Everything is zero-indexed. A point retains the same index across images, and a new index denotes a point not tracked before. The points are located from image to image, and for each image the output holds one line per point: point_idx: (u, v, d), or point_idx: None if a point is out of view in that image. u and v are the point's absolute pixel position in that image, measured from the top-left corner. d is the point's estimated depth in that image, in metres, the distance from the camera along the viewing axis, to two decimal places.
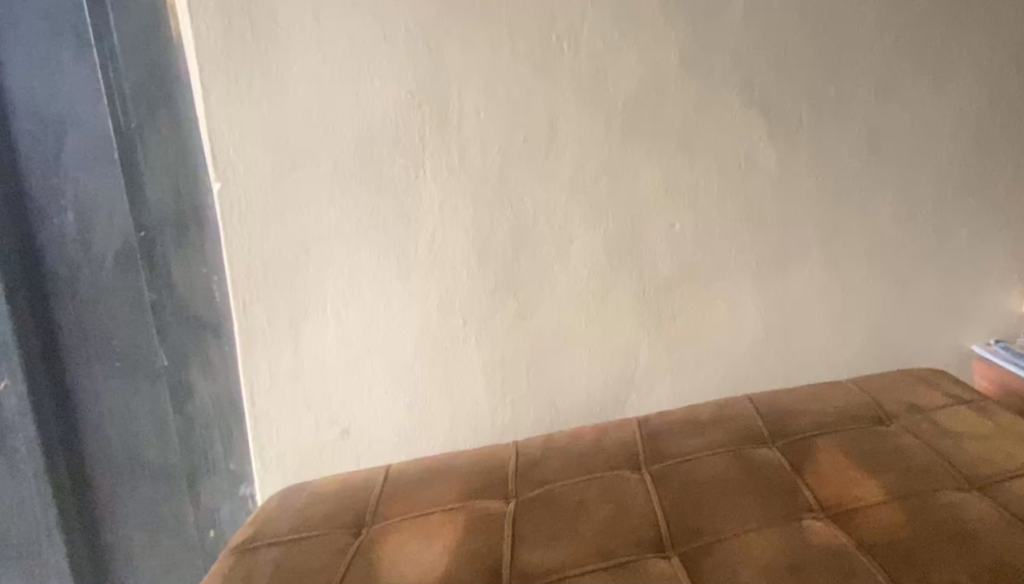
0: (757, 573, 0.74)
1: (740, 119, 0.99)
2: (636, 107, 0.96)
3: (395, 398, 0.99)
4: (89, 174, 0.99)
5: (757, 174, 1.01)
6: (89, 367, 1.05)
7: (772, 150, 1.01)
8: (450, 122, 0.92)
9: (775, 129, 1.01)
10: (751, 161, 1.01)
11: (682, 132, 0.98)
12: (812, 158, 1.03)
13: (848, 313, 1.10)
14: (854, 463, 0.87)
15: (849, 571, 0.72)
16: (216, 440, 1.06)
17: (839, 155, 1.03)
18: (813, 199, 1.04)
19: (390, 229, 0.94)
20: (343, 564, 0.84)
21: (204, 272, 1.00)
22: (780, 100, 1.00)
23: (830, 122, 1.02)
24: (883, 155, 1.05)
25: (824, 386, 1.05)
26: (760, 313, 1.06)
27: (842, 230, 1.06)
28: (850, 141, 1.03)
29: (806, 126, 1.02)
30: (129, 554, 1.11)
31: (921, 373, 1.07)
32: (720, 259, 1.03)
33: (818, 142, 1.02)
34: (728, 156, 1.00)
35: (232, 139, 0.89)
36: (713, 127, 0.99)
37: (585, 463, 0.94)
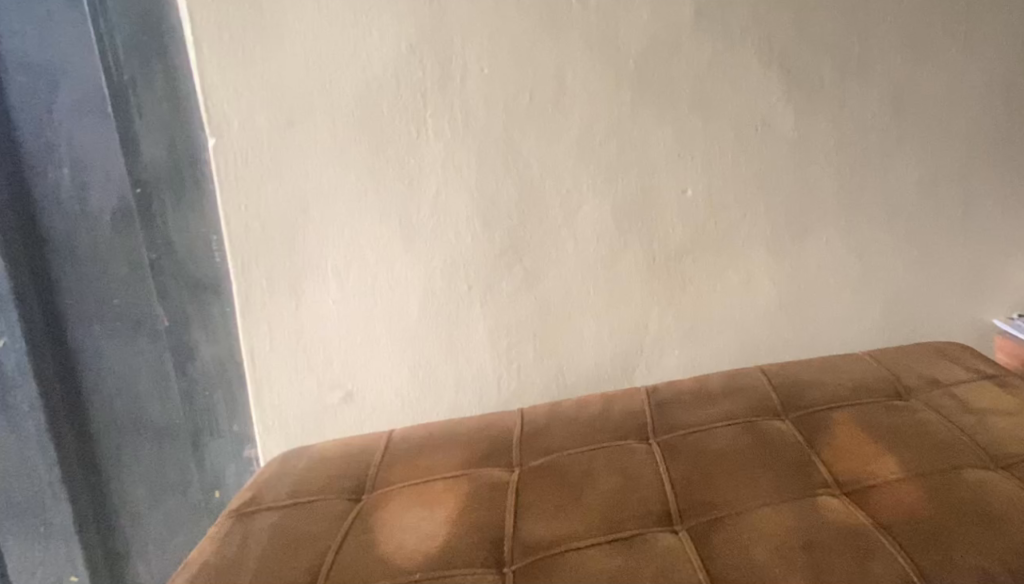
0: (769, 553, 0.69)
1: (756, 77, 0.92)
2: (647, 65, 0.89)
3: (399, 362, 0.95)
4: (83, 127, 0.95)
5: (773, 138, 0.94)
6: (89, 327, 1.03)
7: (790, 111, 0.94)
8: (452, 78, 0.87)
9: (795, 89, 0.93)
10: (766, 124, 0.93)
11: (693, 92, 0.91)
12: (833, 121, 0.95)
13: (869, 286, 1.01)
14: (874, 436, 0.81)
15: (867, 553, 0.67)
16: (220, 402, 1.03)
17: (862, 118, 0.95)
18: (831, 166, 0.96)
19: (390, 188, 0.89)
20: (342, 530, 0.81)
21: (203, 232, 0.96)
22: (800, 58, 0.92)
23: (854, 85, 0.94)
24: (910, 118, 0.96)
25: (841, 356, 0.98)
26: (773, 282, 0.99)
27: (863, 199, 0.98)
28: (873, 105, 0.95)
29: (826, 87, 0.94)
30: (135, 514, 1.09)
31: (941, 347, 0.99)
32: (732, 226, 0.96)
33: (839, 104, 0.94)
34: (743, 117, 0.93)
35: (225, 94, 0.85)
36: (727, 86, 0.91)
37: (591, 431, 0.89)
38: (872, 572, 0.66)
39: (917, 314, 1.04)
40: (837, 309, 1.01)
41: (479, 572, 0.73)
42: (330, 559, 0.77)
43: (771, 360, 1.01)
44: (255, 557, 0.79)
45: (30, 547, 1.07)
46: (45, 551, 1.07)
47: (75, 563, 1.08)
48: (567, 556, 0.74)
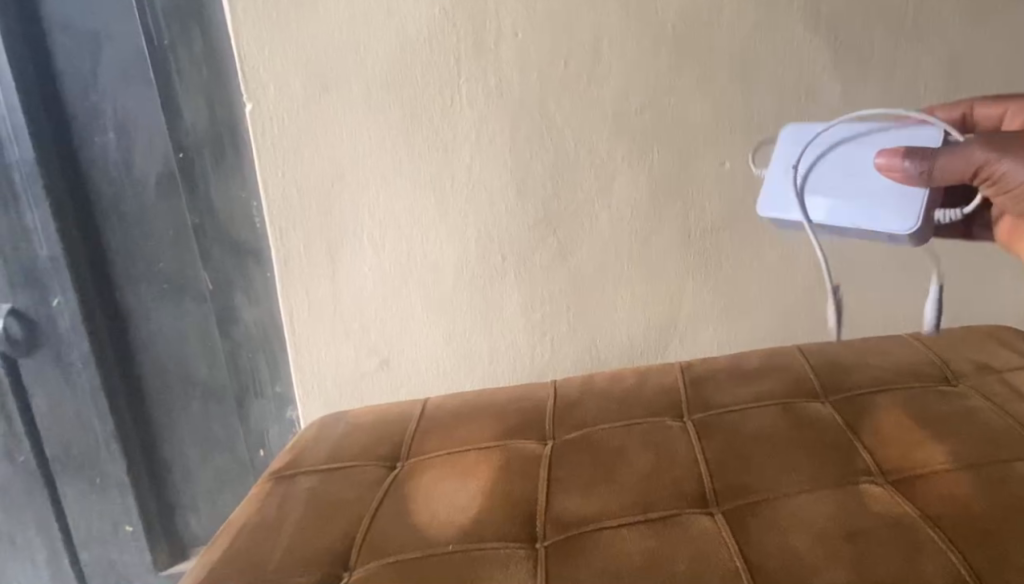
0: (812, 542, 0.66)
1: (802, 44, 0.86)
2: (686, 29, 0.85)
3: (436, 331, 0.94)
4: (127, 93, 0.97)
5: (818, 111, 0.89)
6: (138, 287, 1.05)
7: (836, 82, 0.88)
8: (486, 44, 0.84)
9: (843, 57, 0.87)
10: (812, 95, 0.88)
11: (734, 59, 0.86)
12: (883, 91, 0.89)
13: (914, 262, 0.97)
14: (922, 424, 0.78)
15: (916, 546, 0.64)
16: (263, 364, 1.03)
17: (914, 89, 0.89)
18: None
19: (424, 155, 0.88)
20: (377, 497, 0.81)
21: (243, 196, 0.96)
22: (850, 23, 0.86)
23: (908, 51, 0.88)
24: (966, 87, 0.90)
25: (884, 338, 0.93)
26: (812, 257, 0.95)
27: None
28: (927, 74, 0.89)
29: (876, 55, 0.88)
30: (186, 470, 1.13)
31: (992, 330, 0.94)
32: None
33: (889, 74, 0.88)
34: (787, 86, 0.88)
35: (260, 58, 0.84)
36: (771, 53, 0.87)
37: (624, 407, 0.88)
38: (919, 566, 0.62)
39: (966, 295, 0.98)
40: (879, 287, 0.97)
41: (510, 547, 0.72)
42: (364, 528, 0.77)
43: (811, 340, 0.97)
44: (293, 520, 0.79)
45: (87, 498, 1.11)
46: (100, 502, 1.11)
47: (130, 513, 1.11)
48: (601, 533, 0.71)
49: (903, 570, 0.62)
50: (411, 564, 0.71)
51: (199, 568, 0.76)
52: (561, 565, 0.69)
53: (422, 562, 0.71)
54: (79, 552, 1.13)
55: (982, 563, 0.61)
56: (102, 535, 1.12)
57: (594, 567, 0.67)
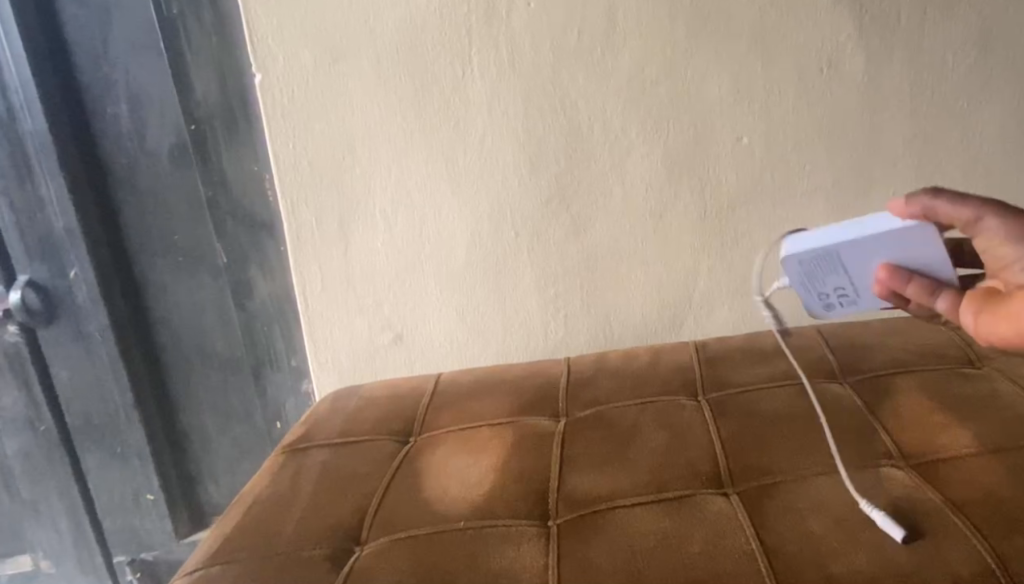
0: (829, 525, 0.64)
1: (825, 13, 0.83)
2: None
3: (449, 306, 0.93)
4: (137, 62, 0.96)
5: (840, 83, 0.85)
6: (154, 260, 1.05)
7: (861, 53, 0.84)
8: (498, 14, 0.82)
9: (868, 27, 0.84)
10: (834, 67, 0.85)
11: (753, 28, 0.83)
12: (908, 64, 0.85)
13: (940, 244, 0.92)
14: (944, 407, 0.75)
15: (938, 532, 0.62)
16: (278, 336, 1.03)
17: (942, 60, 0.85)
18: (905, 113, 0.86)
19: (435, 128, 0.86)
20: (389, 473, 0.80)
21: (255, 170, 0.95)
22: None
23: (936, 21, 0.84)
24: (997, 59, 0.85)
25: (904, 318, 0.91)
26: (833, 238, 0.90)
27: (937, 149, 0.88)
28: (955, 45, 0.85)
29: (903, 25, 0.84)
30: (205, 440, 1.14)
31: None
32: (791, 177, 0.88)
33: (917, 44, 0.84)
34: (808, 58, 0.84)
35: (270, 28, 0.82)
36: (792, 22, 0.83)
37: (638, 385, 0.86)
38: (941, 551, 0.60)
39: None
40: None
41: (521, 524, 0.70)
42: (376, 502, 0.76)
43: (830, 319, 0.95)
44: (305, 494, 0.79)
45: (108, 466, 1.12)
46: (121, 470, 1.12)
47: (151, 482, 1.13)
48: (614, 512, 0.70)
49: (925, 556, 0.59)
50: (422, 539, 0.70)
51: (211, 541, 0.76)
52: (575, 543, 0.67)
53: (434, 538, 0.70)
54: (102, 519, 1.15)
55: (1008, 549, 0.59)
56: (123, 503, 1.14)
57: (607, 545, 0.66)
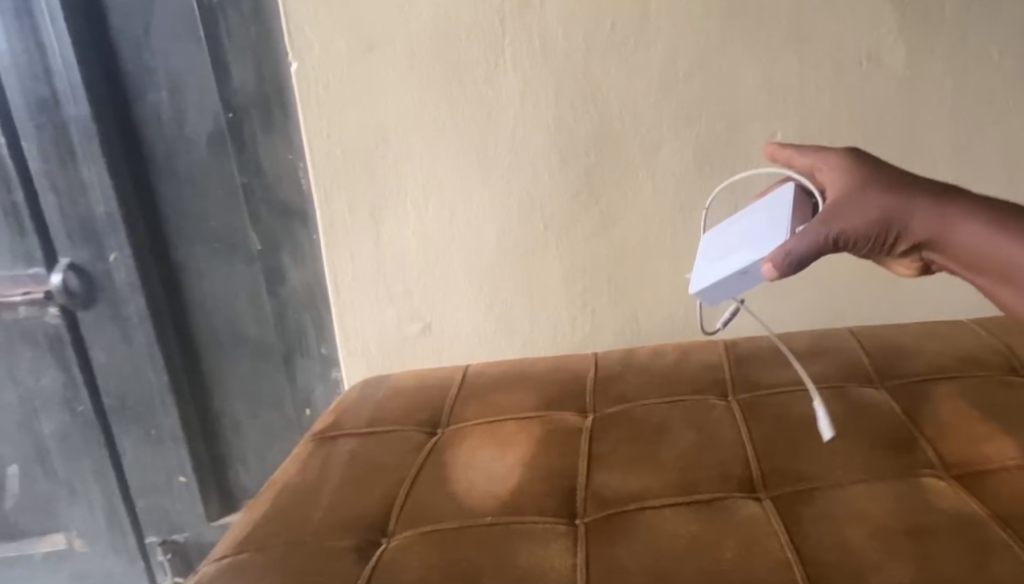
0: (868, 535, 0.62)
1: (866, 5, 0.80)
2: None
3: (477, 298, 0.93)
4: (177, 50, 0.97)
5: (880, 77, 0.83)
6: (190, 246, 1.06)
7: (902, 47, 0.82)
8: (532, 5, 0.81)
9: (909, 20, 0.81)
10: (873, 61, 0.82)
11: (791, 21, 0.81)
12: (950, 59, 0.82)
13: None
14: (987, 416, 0.73)
15: (983, 545, 0.59)
16: (309, 324, 1.03)
17: (986, 56, 0.82)
18: (946, 109, 0.83)
19: (468, 119, 0.85)
20: (417, 464, 0.80)
21: (289, 158, 0.96)
22: None
23: (983, 15, 0.81)
24: None
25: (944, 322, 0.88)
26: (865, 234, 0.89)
27: (979, 148, 0.85)
28: (1002, 40, 0.81)
29: (946, 19, 0.81)
30: (236, 424, 1.15)
31: None
32: None
33: (959, 40, 0.81)
34: (847, 51, 0.82)
35: (306, 17, 0.83)
36: (832, 13, 0.81)
37: (667, 383, 0.85)
38: (987, 565, 0.57)
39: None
40: None
41: (549, 522, 0.69)
42: (403, 494, 0.76)
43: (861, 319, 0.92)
44: (333, 484, 0.78)
45: (143, 448, 1.14)
46: (155, 452, 1.14)
47: (184, 464, 1.14)
48: (642, 513, 0.69)
49: (972, 571, 0.57)
50: (449, 533, 0.69)
51: (240, 528, 0.76)
52: (603, 543, 0.66)
53: (461, 533, 0.69)
54: (135, 500, 1.17)
55: None
56: (156, 484, 1.16)
57: (635, 546, 0.64)
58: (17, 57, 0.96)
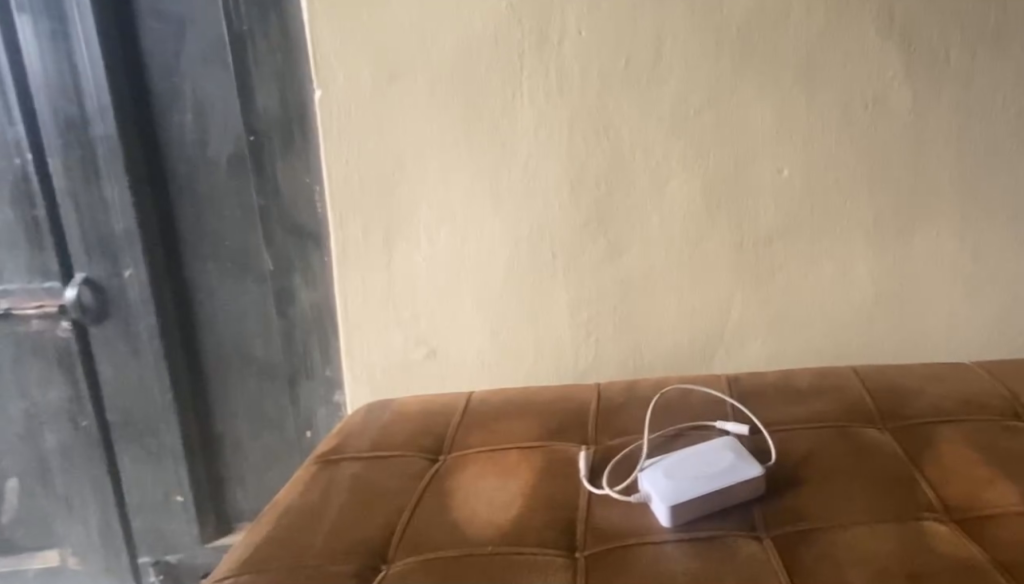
0: (868, 577, 0.61)
1: (873, 52, 0.83)
2: (751, 33, 0.83)
3: (484, 324, 0.94)
4: (206, 75, 1.00)
5: (886, 120, 0.85)
6: (203, 265, 1.08)
7: (908, 91, 0.84)
8: (550, 41, 0.84)
9: (915, 65, 0.83)
10: (880, 104, 0.84)
11: (800, 64, 0.84)
12: (956, 104, 0.84)
13: (982, 287, 0.90)
14: (989, 461, 0.73)
15: None
16: (315, 346, 1.05)
17: (990, 102, 0.84)
18: (950, 152, 0.85)
19: (483, 149, 0.88)
20: (418, 490, 0.80)
21: (306, 181, 0.98)
22: (925, 30, 0.82)
23: (986, 65, 0.83)
24: None
25: (947, 364, 0.88)
26: (871, 274, 0.89)
27: (984, 191, 0.87)
28: (1005, 87, 0.84)
29: (951, 65, 0.83)
30: (236, 444, 1.15)
31: None
32: (833, 213, 0.88)
33: (964, 85, 0.84)
34: (854, 94, 0.84)
35: (332, 46, 0.86)
36: (840, 59, 0.83)
37: (669, 416, 0.85)
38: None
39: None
40: (942, 315, 0.90)
41: (550, 554, 0.69)
42: (404, 519, 0.76)
43: (864, 361, 0.92)
44: (335, 507, 0.78)
45: (143, 467, 1.14)
46: (154, 471, 1.14)
47: (182, 484, 1.14)
48: (643, 548, 0.69)
49: None
50: (450, 562, 0.69)
51: (241, 548, 0.76)
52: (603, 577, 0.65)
53: (462, 562, 0.69)
54: (131, 518, 1.16)
55: None
56: (153, 503, 1.15)
57: (635, 581, 0.64)
58: (51, 75, 0.99)
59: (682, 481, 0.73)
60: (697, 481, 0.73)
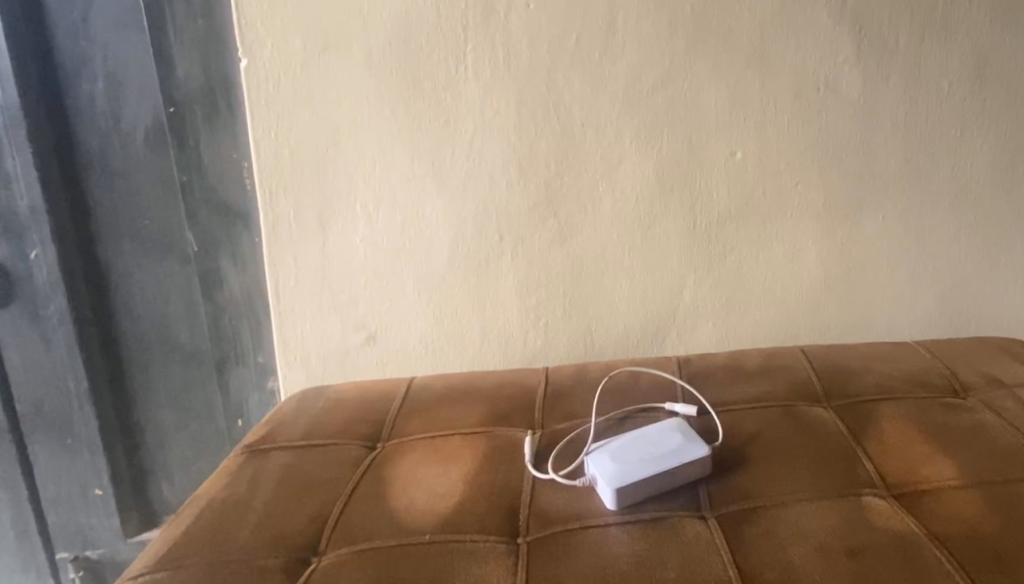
0: (809, 557, 0.62)
1: (824, 33, 0.82)
2: (704, 11, 0.81)
3: (427, 308, 0.90)
4: (119, 41, 0.93)
5: (838, 104, 0.85)
6: (120, 245, 1.01)
7: (859, 75, 0.84)
8: (496, 14, 0.80)
9: (866, 49, 0.83)
10: (832, 88, 0.84)
11: (753, 45, 0.82)
12: (905, 88, 0.85)
13: (927, 268, 0.91)
14: (929, 437, 0.74)
15: (921, 567, 0.60)
16: (246, 331, 0.99)
17: (938, 87, 0.85)
18: (900, 135, 0.86)
19: (425, 126, 0.84)
20: (354, 480, 0.77)
21: (234, 157, 0.92)
22: (877, 13, 0.82)
23: (934, 49, 0.84)
24: (995, 89, 0.86)
25: (891, 343, 0.89)
26: (821, 256, 0.90)
27: (931, 175, 0.88)
28: (953, 71, 0.85)
29: (901, 50, 0.84)
30: (161, 434, 1.08)
31: (1005, 343, 0.89)
32: (782, 196, 0.88)
33: (913, 70, 0.84)
34: (806, 77, 0.84)
35: (260, 13, 0.80)
36: (792, 40, 0.83)
37: (617, 398, 0.84)
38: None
39: (977, 302, 0.93)
40: (888, 294, 0.92)
41: (491, 540, 0.67)
42: (338, 509, 0.73)
43: (810, 341, 0.93)
44: (264, 498, 0.74)
45: (57, 459, 1.07)
46: (70, 464, 1.07)
47: (101, 477, 1.07)
48: (586, 532, 0.67)
49: None
50: (386, 552, 0.67)
51: (159, 544, 0.71)
52: (545, 563, 0.64)
53: (398, 551, 0.66)
54: (46, 514, 1.09)
55: None
56: (69, 498, 1.08)
57: (577, 567, 0.63)
58: None
59: (629, 464, 0.72)
60: (643, 463, 0.72)
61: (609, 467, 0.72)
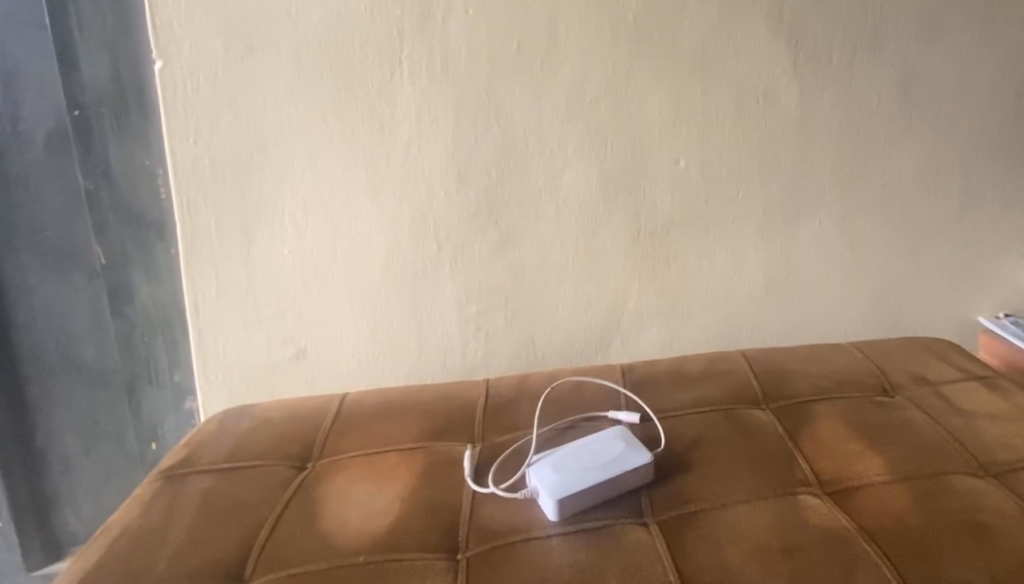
0: (746, 555, 0.63)
1: (763, 46, 0.85)
2: (644, 21, 0.82)
3: (361, 320, 0.87)
4: (17, 39, 0.86)
5: (775, 114, 0.87)
6: (19, 258, 0.93)
7: (796, 87, 0.87)
8: (433, 19, 0.78)
9: (803, 63, 0.86)
10: (770, 98, 0.86)
11: (693, 56, 0.84)
12: (837, 100, 0.88)
13: (860, 272, 0.95)
14: (860, 435, 0.77)
15: (851, 559, 0.62)
16: (161, 349, 0.94)
17: (868, 100, 0.89)
18: (833, 145, 0.89)
19: (359, 132, 0.81)
20: (281, 502, 0.73)
21: (147, 164, 0.87)
22: (812, 27, 0.85)
23: (865, 64, 0.87)
24: (919, 103, 0.90)
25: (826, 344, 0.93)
26: (761, 262, 0.92)
27: (861, 183, 0.91)
28: (880, 85, 0.88)
29: (834, 64, 0.87)
30: (65, 460, 1.01)
31: (928, 342, 0.93)
32: (724, 204, 0.89)
33: (846, 83, 0.87)
34: (746, 88, 0.86)
35: (179, 12, 0.75)
36: (733, 51, 0.84)
37: (556, 409, 0.84)
38: (855, 578, 0.60)
39: (903, 305, 0.97)
40: (823, 298, 0.95)
41: (428, 558, 0.65)
42: (265, 532, 0.69)
43: (750, 345, 0.95)
44: (183, 524, 0.70)
45: None
46: None
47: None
48: (526, 544, 0.66)
49: None
50: (316, 576, 0.63)
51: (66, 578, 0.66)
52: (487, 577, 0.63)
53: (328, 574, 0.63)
54: None
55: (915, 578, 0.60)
56: None
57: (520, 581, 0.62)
58: None
59: (571, 474, 0.71)
60: (586, 473, 0.71)
61: (551, 478, 0.71)
